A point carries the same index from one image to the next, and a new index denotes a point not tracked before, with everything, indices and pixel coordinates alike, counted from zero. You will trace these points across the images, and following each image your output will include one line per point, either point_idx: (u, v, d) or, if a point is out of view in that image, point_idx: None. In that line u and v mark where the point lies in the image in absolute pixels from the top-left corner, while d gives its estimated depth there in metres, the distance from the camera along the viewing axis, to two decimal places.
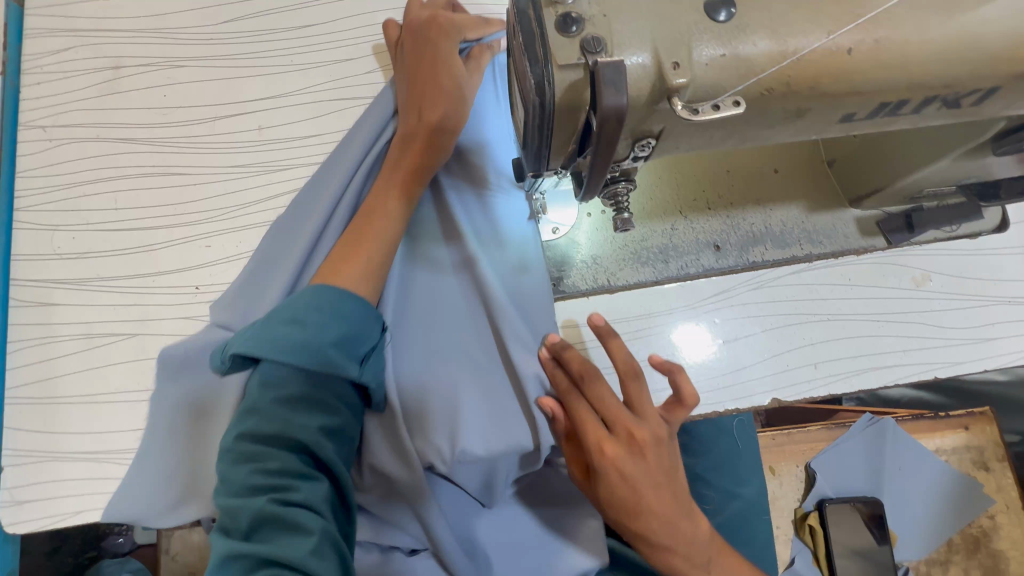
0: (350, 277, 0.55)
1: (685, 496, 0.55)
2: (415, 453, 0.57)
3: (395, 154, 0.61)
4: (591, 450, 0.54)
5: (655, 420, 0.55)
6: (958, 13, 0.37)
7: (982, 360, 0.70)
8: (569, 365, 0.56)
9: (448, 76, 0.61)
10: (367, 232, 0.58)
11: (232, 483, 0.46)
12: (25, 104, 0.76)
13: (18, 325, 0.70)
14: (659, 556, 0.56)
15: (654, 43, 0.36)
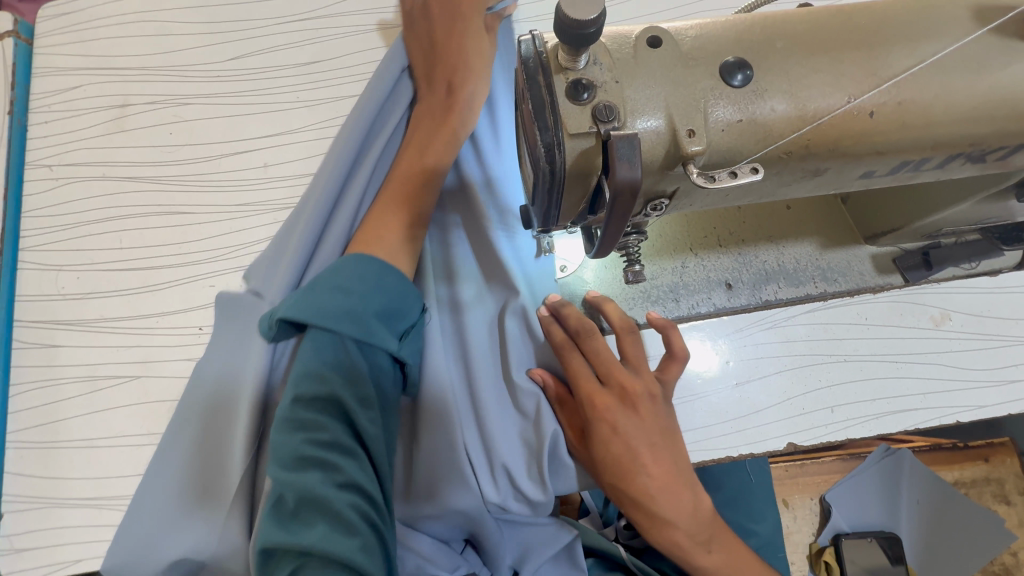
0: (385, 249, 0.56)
1: (685, 466, 0.56)
2: (456, 451, 0.58)
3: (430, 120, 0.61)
4: (585, 404, 0.56)
5: (649, 376, 0.57)
6: (987, 73, 0.36)
7: (1006, 405, 0.67)
8: (568, 322, 0.58)
9: (474, 48, 0.62)
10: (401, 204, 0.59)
11: (283, 454, 0.44)
12: (33, 143, 0.76)
13: (21, 367, 0.69)
14: (658, 532, 0.55)
15: (668, 109, 0.34)
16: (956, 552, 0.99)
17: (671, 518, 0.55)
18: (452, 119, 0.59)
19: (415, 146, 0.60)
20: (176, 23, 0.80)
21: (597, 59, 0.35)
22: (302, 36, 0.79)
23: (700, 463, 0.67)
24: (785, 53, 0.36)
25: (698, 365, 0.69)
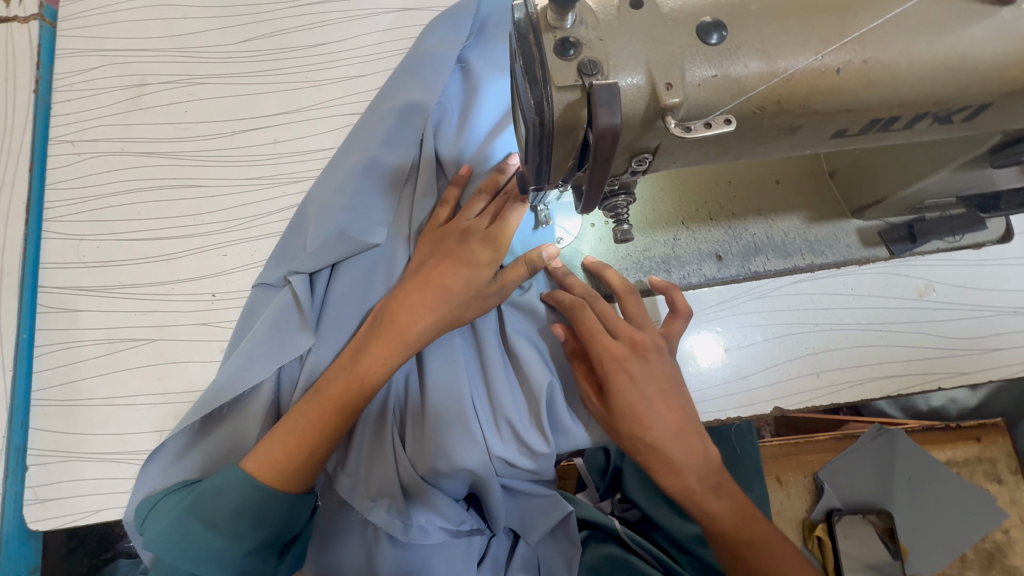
0: (386, 357, 0.62)
1: (692, 416, 0.63)
2: (439, 422, 0.64)
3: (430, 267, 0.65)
4: (600, 357, 0.62)
5: (653, 331, 0.65)
6: (947, 34, 0.39)
7: (987, 372, 0.69)
8: (574, 288, 0.68)
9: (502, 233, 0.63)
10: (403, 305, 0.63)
11: (231, 532, 0.58)
12: (56, 120, 0.80)
13: (44, 330, 0.73)
14: (670, 480, 0.61)
15: (648, 64, 0.37)
16: (947, 527, 1.01)
17: (681, 465, 0.61)
18: (474, 247, 0.63)
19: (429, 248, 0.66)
20: (191, 7, 0.84)
21: (583, 19, 0.38)
22: (310, 19, 0.82)
23: None
24: (757, 16, 0.39)
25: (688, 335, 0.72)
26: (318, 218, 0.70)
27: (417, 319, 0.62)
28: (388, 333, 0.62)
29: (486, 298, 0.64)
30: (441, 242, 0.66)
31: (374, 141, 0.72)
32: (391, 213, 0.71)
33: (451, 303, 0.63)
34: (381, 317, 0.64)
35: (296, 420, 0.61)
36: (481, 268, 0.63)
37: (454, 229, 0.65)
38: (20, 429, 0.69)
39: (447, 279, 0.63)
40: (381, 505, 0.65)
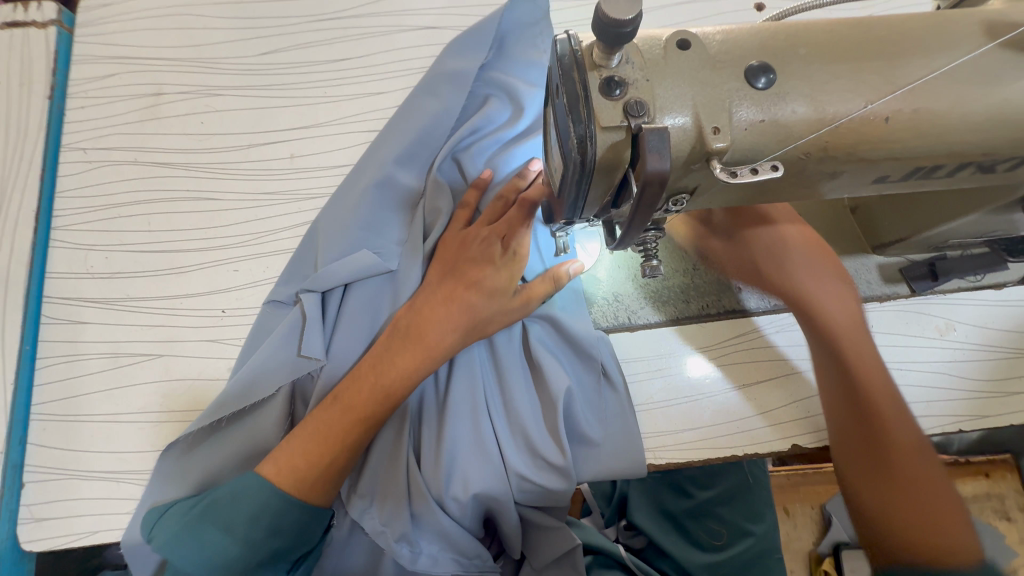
0: (412, 365, 0.61)
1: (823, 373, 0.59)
2: (457, 434, 0.64)
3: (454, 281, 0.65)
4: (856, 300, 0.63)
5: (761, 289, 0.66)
6: (1000, 86, 0.38)
7: (1010, 416, 0.68)
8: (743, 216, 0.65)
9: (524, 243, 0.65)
10: (430, 315, 0.63)
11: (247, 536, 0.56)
12: (70, 126, 0.79)
13: (47, 342, 0.71)
14: None
15: (695, 107, 0.36)
16: None
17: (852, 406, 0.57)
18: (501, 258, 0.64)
19: (452, 257, 0.67)
20: (213, 17, 0.83)
21: (629, 58, 0.37)
22: (332, 34, 0.82)
23: (705, 462, 0.68)
24: (806, 60, 0.38)
25: (699, 367, 0.71)
26: (330, 233, 0.68)
27: (444, 333, 0.62)
28: (411, 345, 0.62)
29: (510, 312, 0.65)
30: (462, 251, 0.66)
31: (389, 154, 0.72)
32: (406, 226, 0.70)
33: (477, 316, 0.63)
34: (404, 326, 0.63)
35: (314, 427, 0.59)
36: (505, 280, 0.64)
37: (473, 236, 0.66)
38: (18, 445, 0.67)
39: (473, 294, 0.63)
40: (390, 532, 0.63)
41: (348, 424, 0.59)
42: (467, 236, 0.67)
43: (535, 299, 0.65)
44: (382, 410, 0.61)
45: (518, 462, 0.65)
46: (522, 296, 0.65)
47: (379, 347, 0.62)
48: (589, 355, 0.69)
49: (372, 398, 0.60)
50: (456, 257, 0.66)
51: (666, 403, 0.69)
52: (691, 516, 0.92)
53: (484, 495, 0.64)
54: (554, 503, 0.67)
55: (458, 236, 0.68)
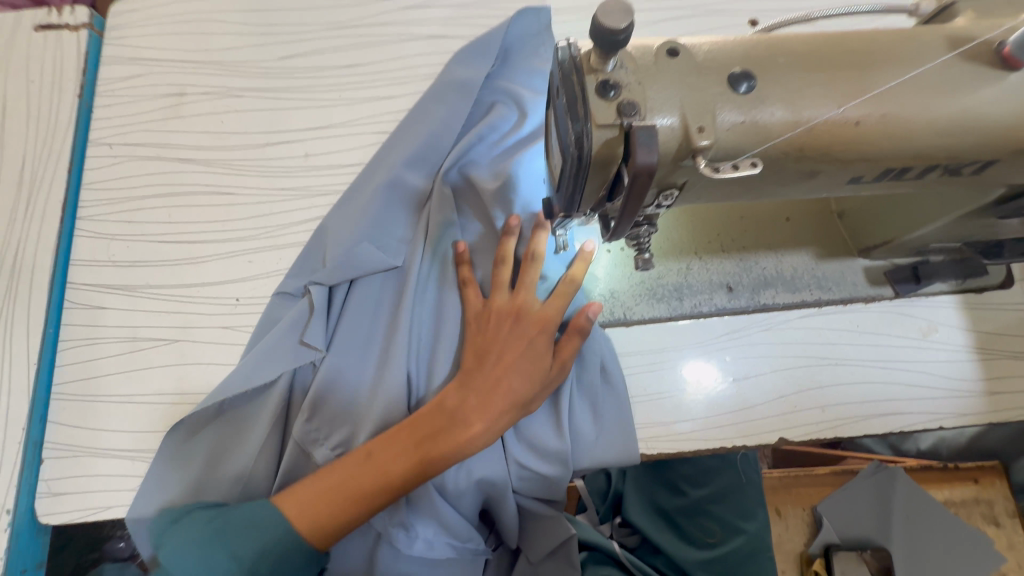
0: (459, 448, 0.61)
1: None
2: None
3: (496, 347, 0.65)
4: None
5: None
6: (959, 95, 0.42)
7: (988, 414, 0.71)
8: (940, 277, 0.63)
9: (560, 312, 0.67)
10: (475, 384, 0.64)
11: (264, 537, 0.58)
12: (97, 123, 0.83)
13: (69, 326, 0.75)
14: None
15: (682, 108, 0.40)
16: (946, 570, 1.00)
17: None
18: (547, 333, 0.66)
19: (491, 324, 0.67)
20: (235, 23, 0.87)
21: (623, 63, 0.41)
22: (347, 40, 0.86)
23: (695, 451, 0.71)
24: (785, 68, 0.42)
25: (693, 361, 0.74)
26: (341, 230, 0.73)
27: (486, 418, 0.62)
28: (452, 434, 0.61)
29: (548, 386, 0.66)
30: (496, 331, 0.66)
31: (395, 157, 0.76)
32: (411, 224, 0.74)
33: (518, 398, 0.64)
34: (449, 409, 0.62)
35: (346, 491, 0.59)
36: (543, 357, 0.65)
37: (502, 312, 0.67)
38: (38, 422, 0.71)
39: (512, 377, 0.64)
40: (389, 518, 0.66)
41: (374, 488, 0.59)
42: (494, 311, 0.68)
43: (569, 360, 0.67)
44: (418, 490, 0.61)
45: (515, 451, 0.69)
46: (558, 363, 0.67)
47: (409, 432, 0.61)
48: (586, 354, 0.71)
49: (410, 479, 0.60)
50: (496, 321, 0.67)
51: (659, 396, 0.72)
52: (685, 513, 0.95)
53: (482, 481, 0.67)
54: (550, 492, 0.70)
55: (485, 314, 0.68)
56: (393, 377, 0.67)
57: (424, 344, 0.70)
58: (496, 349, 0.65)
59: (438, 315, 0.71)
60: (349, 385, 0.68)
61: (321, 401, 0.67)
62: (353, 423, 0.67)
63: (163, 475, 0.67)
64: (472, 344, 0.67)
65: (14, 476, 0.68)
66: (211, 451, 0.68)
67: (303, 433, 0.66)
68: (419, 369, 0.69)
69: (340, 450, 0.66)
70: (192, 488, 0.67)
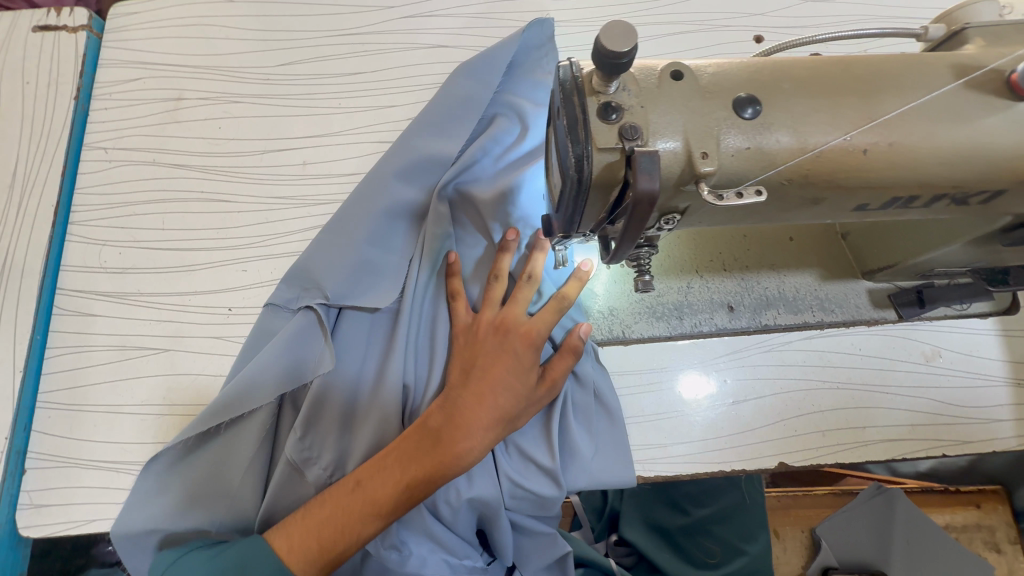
0: (439, 464, 0.60)
1: None
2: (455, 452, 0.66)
3: (481, 365, 0.65)
4: None
5: None
6: (968, 124, 0.41)
7: (992, 441, 0.69)
8: None
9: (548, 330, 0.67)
10: (458, 401, 0.63)
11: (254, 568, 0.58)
12: (94, 127, 0.82)
13: (57, 332, 0.73)
14: None
15: (686, 133, 0.39)
16: None
17: None
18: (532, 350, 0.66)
19: (476, 343, 0.67)
20: (233, 29, 0.86)
21: (626, 85, 0.40)
22: (348, 48, 0.85)
23: (693, 475, 0.69)
24: (791, 94, 0.41)
25: (692, 381, 0.72)
26: (337, 242, 0.72)
27: (473, 434, 0.61)
28: (438, 452, 0.60)
29: (536, 402, 0.66)
30: (483, 346, 0.66)
31: (394, 168, 0.74)
32: (409, 238, 0.74)
33: (505, 414, 0.63)
34: (432, 429, 0.62)
35: (332, 515, 0.59)
36: (530, 373, 0.65)
37: (488, 327, 0.68)
38: (23, 431, 0.69)
39: (498, 392, 0.63)
40: (381, 539, 0.65)
41: (363, 515, 0.59)
42: (482, 326, 0.68)
43: (559, 379, 0.67)
44: (407, 508, 0.61)
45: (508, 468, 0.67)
46: (546, 381, 0.66)
47: (396, 449, 0.61)
48: (580, 371, 0.70)
49: (398, 503, 0.60)
50: (481, 339, 0.67)
51: (657, 417, 0.71)
52: (684, 533, 0.94)
53: (474, 501, 0.65)
54: (544, 513, 0.69)
55: (472, 328, 0.68)
56: (388, 391, 0.67)
57: (419, 359, 0.70)
58: (481, 368, 0.65)
59: (431, 329, 0.71)
60: (341, 402, 0.67)
61: (314, 416, 0.66)
62: (347, 435, 0.67)
63: (146, 493, 0.65)
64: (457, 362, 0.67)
65: None
66: (198, 467, 0.66)
67: (296, 451, 0.65)
68: (415, 382, 0.69)
69: (333, 469, 0.66)
70: (176, 503, 0.65)
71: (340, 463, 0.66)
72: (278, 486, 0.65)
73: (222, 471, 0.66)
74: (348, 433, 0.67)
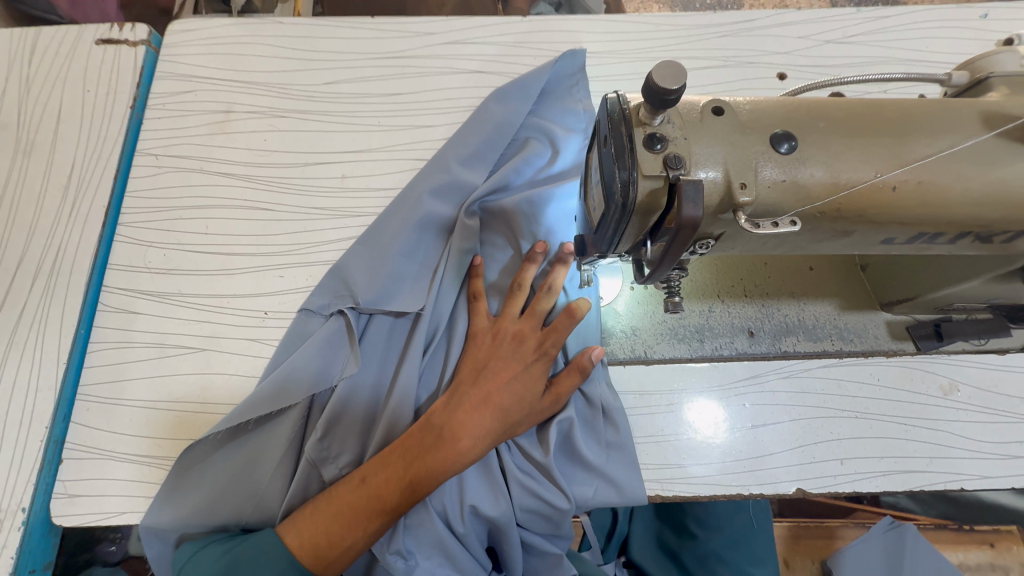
0: (443, 462, 0.62)
1: None
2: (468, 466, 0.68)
3: (489, 370, 0.68)
4: None
5: None
6: (993, 167, 0.43)
7: (1008, 478, 0.70)
8: None
9: (557, 344, 0.69)
10: (464, 402, 0.66)
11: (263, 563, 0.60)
12: (146, 133, 0.86)
13: (100, 328, 0.76)
14: None
15: (726, 165, 0.42)
16: None
17: None
18: (539, 360, 0.69)
19: (486, 348, 0.70)
20: (282, 48, 0.91)
21: (670, 119, 0.43)
22: (390, 70, 0.90)
23: (710, 497, 0.70)
24: (824, 132, 0.44)
25: (709, 403, 0.73)
26: (370, 251, 0.75)
27: (476, 435, 0.64)
28: (442, 449, 0.63)
29: (540, 412, 0.68)
30: (495, 350, 0.69)
31: (426, 182, 0.78)
32: (437, 249, 0.77)
33: (507, 418, 0.66)
34: (437, 427, 0.64)
35: (337, 510, 0.61)
36: (537, 382, 0.68)
37: (505, 333, 0.70)
38: (61, 422, 0.72)
39: (504, 397, 0.66)
40: (387, 544, 0.65)
41: (368, 510, 0.61)
42: (500, 331, 0.71)
43: (564, 395, 0.69)
44: (407, 504, 0.62)
45: (518, 485, 0.68)
46: (551, 394, 0.69)
47: (401, 445, 0.63)
48: (590, 387, 0.71)
49: (402, 499, 0.62)
50: (490, 345, 0.70)
51: (677, 438, 0.72)
52: (695, 557, 0.93)
53: (482, 514, 0.66)
54: (557, 529, 0.69)
55: (491, 332, 0.71)
56: (406, 394, 0.68)
57: (442, 365, 0.73)
58: (489, 372, 0.68)
59: (450, 336, 0.73)
60: (365, 404, 0.70)
61: (336, 417, 0.68)
62: (366, 438, 0.69)
63: (174, 487, 0.67)
64: (466, 364, 0.70)
65: (34, 473, 0.69)
66: (223, 465, 0.68)
67: (315, 451, 0.67)
68: (432, 388, 0.72)
69: (348, 469, 0.68)
70: (199, 497, 0.67)
71: (358, 464, 0.68)
72: (295, 488, 0.66)
73: (245, 470, 0.68)
74: (368, 434, 0.69)
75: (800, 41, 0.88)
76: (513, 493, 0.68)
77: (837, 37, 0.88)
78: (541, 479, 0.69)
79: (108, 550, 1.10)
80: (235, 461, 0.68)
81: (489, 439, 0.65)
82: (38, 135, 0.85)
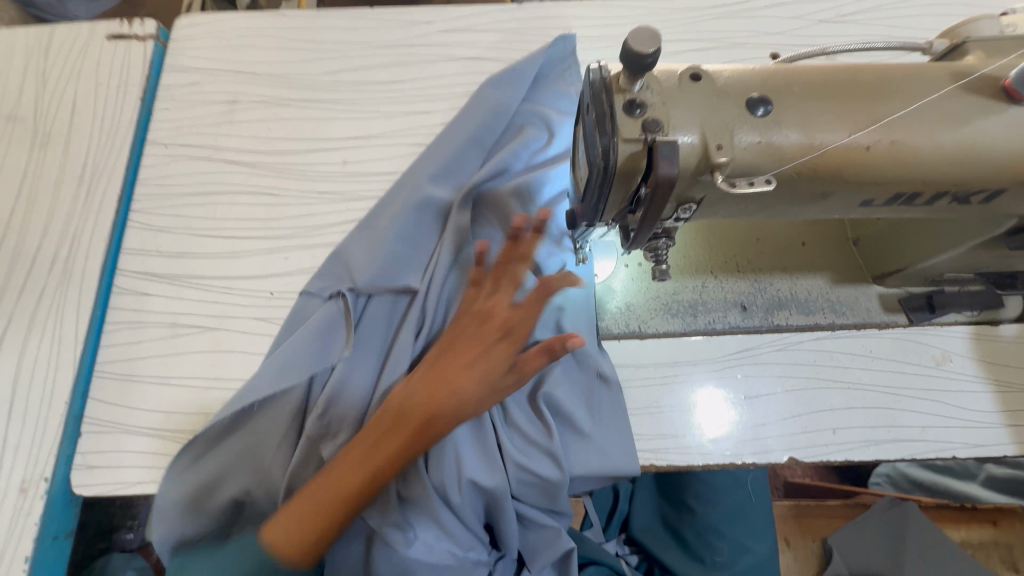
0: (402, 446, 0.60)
1: None
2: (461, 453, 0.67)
3: (451, 351, 0.64)
4: None
5: None
6: (964, 126, 0.45)
7: (1000, 447, 0.71)
8: None
9: (522, 320, 0.63)
10: (422, 387, 0.63)
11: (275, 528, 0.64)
12: (155, 124, 0.90)
13: (114, 310, 0.80)
14: None
15: (702, 128, 0.44)
16: None
17: None
18: (501, 338, 0.63)
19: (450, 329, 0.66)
20: (285, 39, 0.94)
21: (649, 85, 0.45)
22: (389, 59, 0.92)
23: (704, 467, 0.72)
24: (800, 96, 0.46)
25: (704, 378, 0.75)
26: (369, 237, 0.78)
27: (436, 418, 0.61)
28: (403, 433, 0.61)
29: (503, 391, 0.63)
30: (459, 329, 0.65)
31: (422, 170, 0.80)
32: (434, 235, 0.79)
33: (467, 401, 0.62)
34: (395, 412, 0.62)
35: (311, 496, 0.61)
36: (500, 361, 0.63)
37: (468, 311, 0.66)
38: (79, 398, 0.75)
39: (463, 378, 0.62)
40: (384, 518, 0.67)
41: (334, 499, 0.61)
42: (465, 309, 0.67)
43: (529, 373, 0.63)
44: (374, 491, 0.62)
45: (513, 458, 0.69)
46: (515, 372, 0.63)
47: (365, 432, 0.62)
48: (584, 363, 0.74)
49: (367, 487, 0.61)
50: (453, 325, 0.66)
51: (672, 409, 0.74)
52: (694, 531, 0.94)
53: (479, 487, 0.67)
54: (553, 498, 0.70)
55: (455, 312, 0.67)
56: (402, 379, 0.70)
57: (435, 348, 0.74)
58: (450, 354, 0.64)
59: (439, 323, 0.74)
60: (363, 387, 0.71)
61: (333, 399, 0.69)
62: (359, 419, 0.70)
63: (189, 459, 0.71)
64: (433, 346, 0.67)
65: (54, 446, 0.72)
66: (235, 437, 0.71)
67: (316, 426, 0.69)
68: None
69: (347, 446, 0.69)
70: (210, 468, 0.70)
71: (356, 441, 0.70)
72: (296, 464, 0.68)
73: (255, 443, 0.70)
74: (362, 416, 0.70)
75: (793, 21, 0.89)
76: (510, 465, 0.69)
77: (829, 17, 0.89)
78: (537, 452, 0.70)
79: (125, 537, 1.13)
80: (244, 434, 0.71)
81: (450, 423, 0.62)
82: (54, 127, 0.88)
